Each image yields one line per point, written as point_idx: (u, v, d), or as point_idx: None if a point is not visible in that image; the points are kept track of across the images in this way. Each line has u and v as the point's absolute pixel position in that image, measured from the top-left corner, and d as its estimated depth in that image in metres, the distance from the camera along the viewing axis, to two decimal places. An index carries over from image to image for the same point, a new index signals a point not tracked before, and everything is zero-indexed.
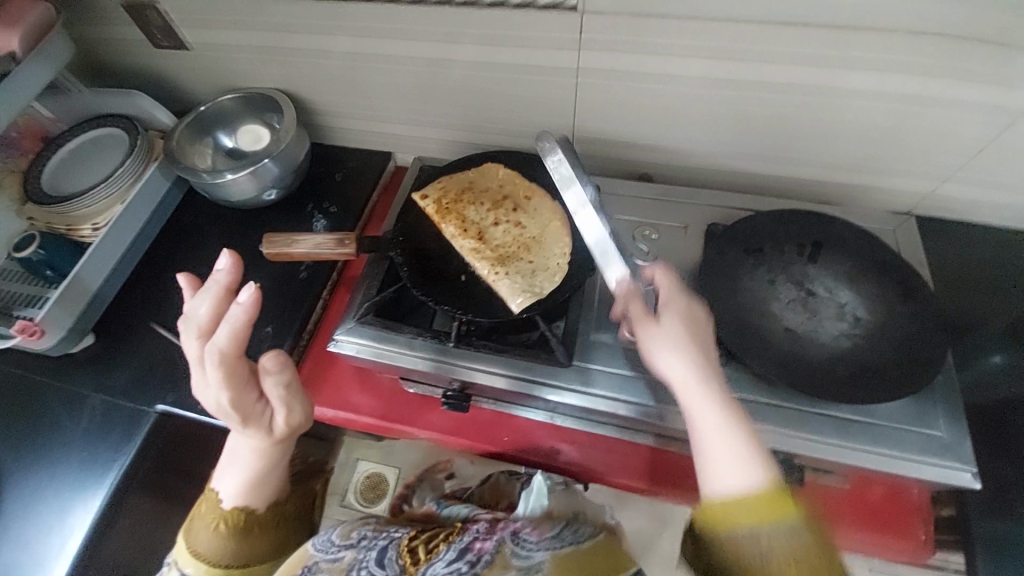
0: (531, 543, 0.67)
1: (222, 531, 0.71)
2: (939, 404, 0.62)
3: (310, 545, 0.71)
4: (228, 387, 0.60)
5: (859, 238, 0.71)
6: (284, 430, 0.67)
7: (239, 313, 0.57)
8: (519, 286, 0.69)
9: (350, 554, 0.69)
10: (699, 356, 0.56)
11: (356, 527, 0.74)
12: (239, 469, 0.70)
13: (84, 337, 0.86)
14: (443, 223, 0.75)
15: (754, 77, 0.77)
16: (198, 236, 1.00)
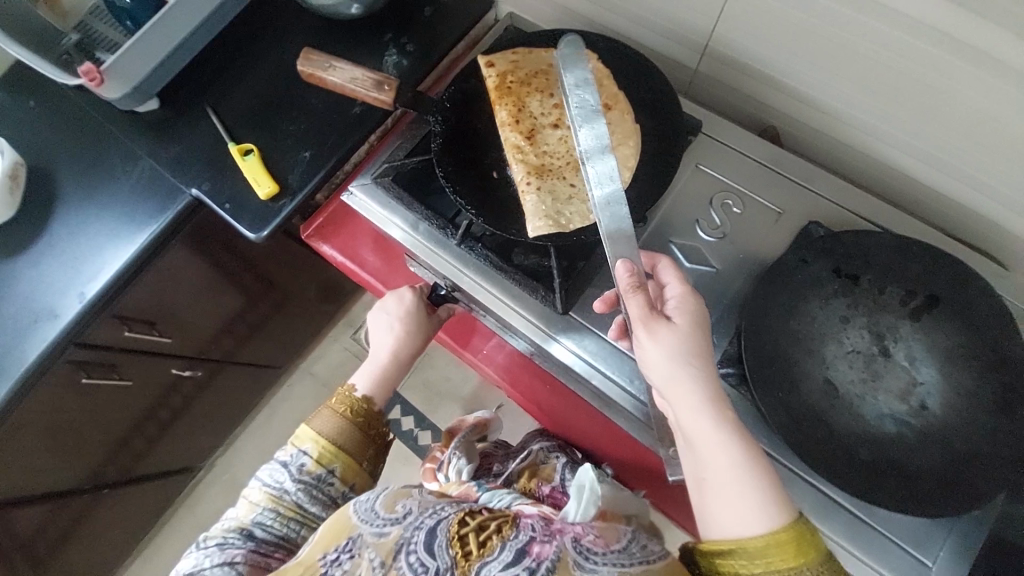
0: (597, 554, 0.47)
1: (346, 418, 0.61)
2: (953, 538, 0.52)
3: (352, 509, 0.52)
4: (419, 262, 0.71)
5: (995, 317, 0.53)
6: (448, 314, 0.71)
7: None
8: (546, 209, 0.60)
9: (398, 530, 0.50)
10: (698, 364, 0.47)
11: (404, 491, 0.54)
12: (383, 349, 0.66)
13: (149, 100, 0.88)
14: (497, 105, 0.64)
15: (989, 46, 0.52)
16: (273, 32, 0.94)
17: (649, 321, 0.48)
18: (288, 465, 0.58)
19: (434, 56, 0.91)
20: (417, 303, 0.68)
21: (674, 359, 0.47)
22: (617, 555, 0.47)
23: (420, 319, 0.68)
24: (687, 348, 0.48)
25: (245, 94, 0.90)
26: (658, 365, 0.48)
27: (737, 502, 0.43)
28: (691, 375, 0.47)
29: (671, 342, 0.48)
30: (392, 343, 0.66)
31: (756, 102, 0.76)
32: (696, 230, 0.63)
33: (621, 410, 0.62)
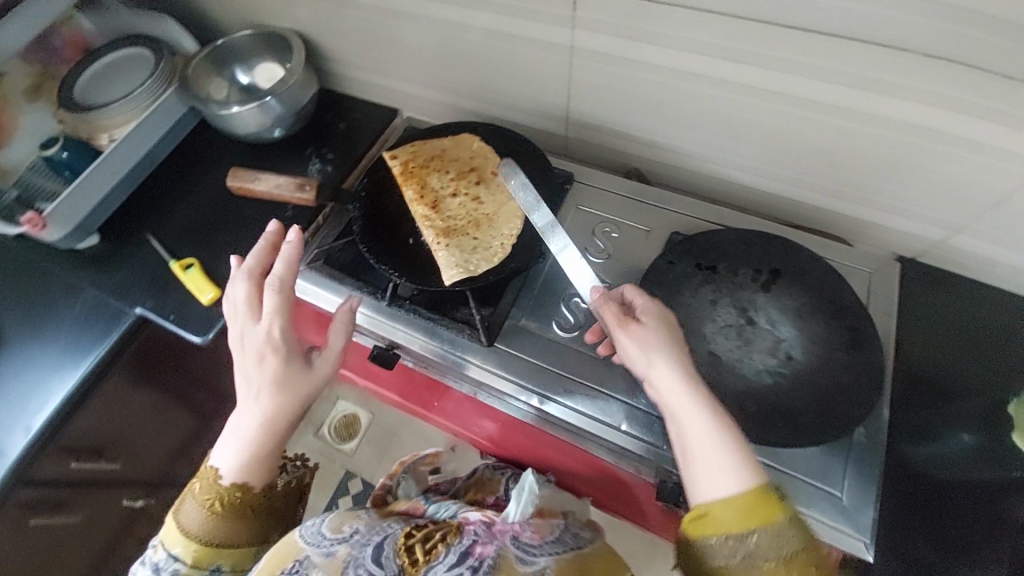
0: (532, 548, 0.67)
1: (216, 511, 0.62)
2: (852, 465, 0.60)
3: (299, 536, 0.65)
4: (279, 315, 0.62)
5: (824, 276, 0.67)
6: (325, 373, 0.63)
7: (291, 251, 0.66)
8: (457, 261, 0.70)
9: (345, 548, 0.65)
10: (676, 356, 0.53)
11: (348, 518, 0.70)
12: (247, 432, 0.61)
13: (90, 236, 0.96)
14: (404, 186, 0.76)
15: (756, 83, 0.71)
16: (205, 162, 1.07)
17: (623, 323, 0.56)
18: (161, 568, 0.62)
19: (351, 159, 1.05)
20: (281, 370, 0.61)
21: (651, 352, 0.53)
22: (551, 544, 0.67)
23: (285, 392, 0.61)
24: (660, 340, 0.54)
25: (182, 216, 1.00)
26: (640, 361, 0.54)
27: (721, 471, 0.47)
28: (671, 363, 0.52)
29: (644, 336, 0.54)
30: (257, 415, 0.60)
31: (617, 151, 0.94)
32: (587, 256, 0.75)
33: (559, 422, 0.69)
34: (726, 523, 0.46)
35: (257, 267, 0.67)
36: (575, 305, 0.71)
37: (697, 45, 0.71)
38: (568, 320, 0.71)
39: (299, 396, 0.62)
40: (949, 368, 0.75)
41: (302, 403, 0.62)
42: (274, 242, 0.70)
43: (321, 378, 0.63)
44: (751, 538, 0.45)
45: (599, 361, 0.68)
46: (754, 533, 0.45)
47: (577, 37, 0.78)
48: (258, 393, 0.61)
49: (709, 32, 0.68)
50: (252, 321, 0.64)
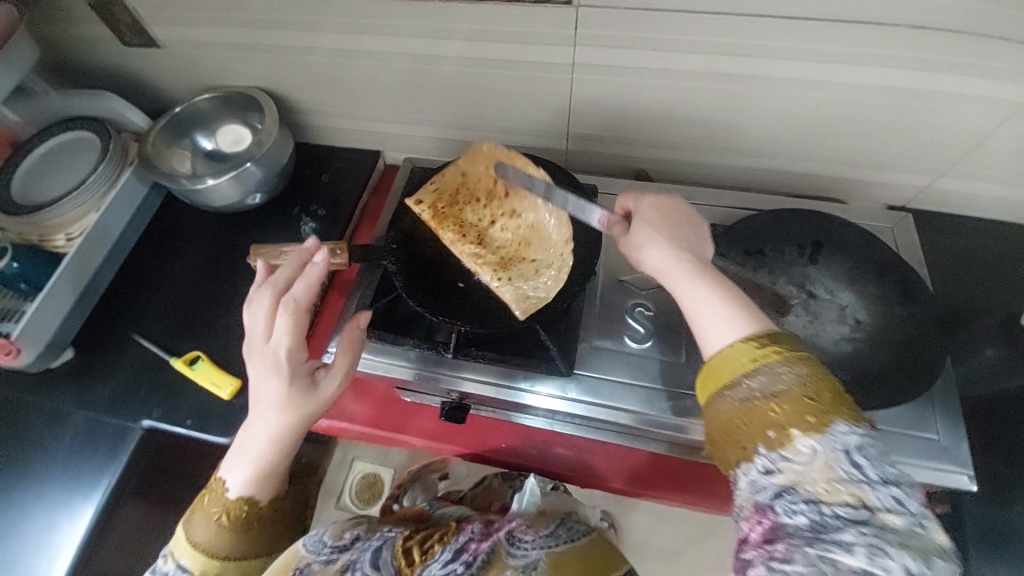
0: (528, 542, 0.59)
1: (223, 527, 0.59)
2: (937, 408, 0.63)
3: (301, 545, 0.61)
4: (291, 339, 0.58)
5: (860, 238, 0.71)
6: (329, 397, 0.61)
7: (317, 271, 0.59)
8: (519, 295, 0.68)
9: (345, 555, 0.59)
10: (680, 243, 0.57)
11: (348, 526, 0.64)
12: (256, 449, 0.59)
13: (64, 350, 0.84)
14: (442, 230, 0.73)
15: (754, 72, 0.75)
16: (179, 242, 0.96)
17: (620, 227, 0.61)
18: None
19: (346, 211, 0.99)
20: (289, 392, 0.58)
21: (653, 242, 0.57)
22: (547, 537, 0.59)
23: (291, 416, 0.58)
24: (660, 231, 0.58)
25: (167, 307, 0.89)
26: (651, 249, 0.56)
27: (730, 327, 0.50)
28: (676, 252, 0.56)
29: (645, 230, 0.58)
30: (268, 431, 0.58)
31: (621, 156, 0.95)
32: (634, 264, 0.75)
33: (652, 433, 0.68)
34: (723, 372, 0.48)
35: (280, 279, 0.59)
36: (640, 314, 0.71)
37: (692, 45, 0.73)
38: (639, 331, 0.70)
39: (304, 420, 0.59)
40: (958, 299, 0.80)
41: (306, 424, 0.60)
42: (302, 260, 0.62)
43: (330, 396, 0.60)
44: (764, 377, 0.46)
45: (680, 364, 0.68)
46: (745, 378, 0.47)
47: (575, 53, 0.78)
48: (267, 409, 0.58)
49: (706, 31, 0.71)
50: (262, 337, 0.58)
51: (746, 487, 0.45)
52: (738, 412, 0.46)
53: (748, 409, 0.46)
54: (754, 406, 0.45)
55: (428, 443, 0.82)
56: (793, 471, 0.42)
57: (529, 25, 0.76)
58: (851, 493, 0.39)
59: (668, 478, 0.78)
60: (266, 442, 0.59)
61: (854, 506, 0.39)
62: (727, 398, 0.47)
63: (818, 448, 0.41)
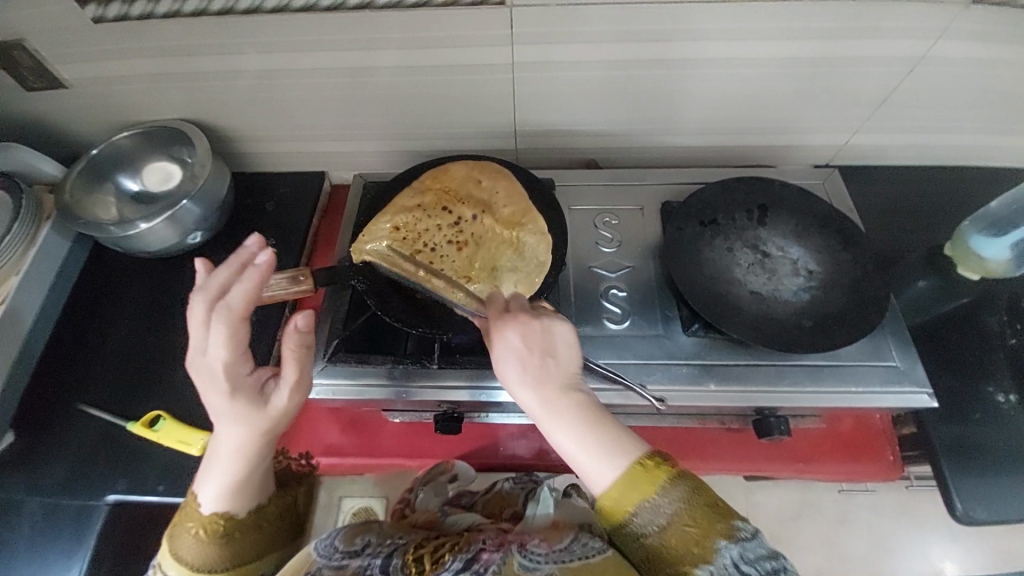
0: (539, 555, 0.56)
1: (202, 542, 0.56)
2: (889, 338, 0.69)
3: (311, 551, 0.59)
4: (228, 351, 0.51)
5: (799, 196, 0.76)
6: (286, 412, 0.55)
7: (257, 276, 0.52)
8: (538, 254, 0.70)
9: (355, 562, 0.57)
10: (542, 378, 0.52)
11: (359, 533, 0.62)
12: (218, 469, 0.55)
13: (3, 435, 0.75)
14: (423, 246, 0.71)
15: (681, 55, 0.79)
16: (117, 296, 0.88)
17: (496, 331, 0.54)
18: None
19: (298, 237, 0.95)
20: (236, 410, 0.53)
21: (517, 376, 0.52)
22: (558, 553, 0.56)
23: (246, 435, 0.53)
24: (525, 361, 0.52)
25: (114, 369, 0.82)
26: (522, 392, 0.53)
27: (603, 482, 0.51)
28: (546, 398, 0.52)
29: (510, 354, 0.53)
30: (228, 448, 0.54)
31: (569, 149, 0.97)
32: (600, 249, 0.77)
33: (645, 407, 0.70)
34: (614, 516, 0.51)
35: (213, 284, 0.52)
36: (615, 295, 0.74)
37: (623, 35, 0.77)
38: (616, 312, 0.72)
39: (261, 438, 0.54)
40: (887, 243, 0.89)
41: (266, 441, 0.55)
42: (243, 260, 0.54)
43: (287, 410, 0.55)
44: (648, 506, 0.50)
45: (660, 336, 0.70)
46: (635, 519, 0.50)
47: (512, 52, 0.80)
48: (222, 424, 0.53)
49: (633, 20, 0.75)
50: (199, 350, 0.52)
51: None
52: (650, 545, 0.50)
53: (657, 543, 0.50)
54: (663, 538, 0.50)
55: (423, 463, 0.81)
56: None
57: (464, 29, 0.77)
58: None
59: (850, 445, 0.78)
60: (231, 458, 0.55)
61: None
62: (623, 538, 0.51)
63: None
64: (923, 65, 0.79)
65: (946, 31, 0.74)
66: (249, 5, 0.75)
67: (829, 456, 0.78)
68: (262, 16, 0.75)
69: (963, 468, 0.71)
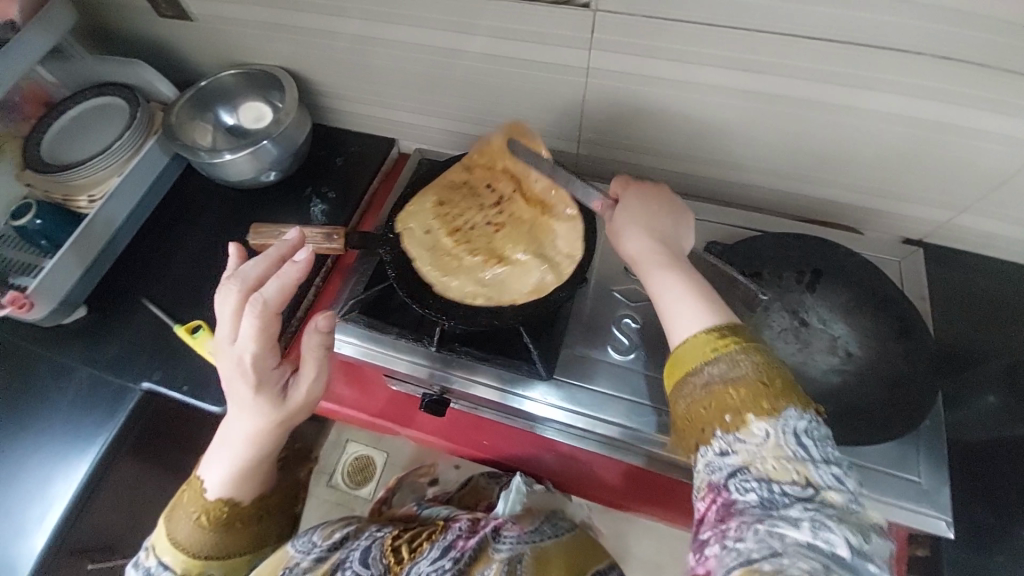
0: (511, 538, 0.71)
1: (202, 526, 0.63)
2: (921, 449, 0.61)
3: (290, 548, 0.69)
4: (256, 346, 0.57)
5: (862, 270, 0.69)
6: (302, 402, 0.62)
7: (292, 272, 0.58)
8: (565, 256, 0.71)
9: (335, 552, 0.68)
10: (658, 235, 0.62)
11: (337, 528, 0.73)
12: (229, 451, 0.63)
13: (78, 308, 0.88)
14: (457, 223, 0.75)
15: (769, 89, 0.73)
16: (194, 213, 0.99)
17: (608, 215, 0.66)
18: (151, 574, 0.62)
19: (355, 196, 1.01)
20: (258, 400, 0.60)
21: (637, 231, 0.62)
22: (530, 533, 0.73)
23: (263, 419, 0.61)
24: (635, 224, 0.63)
25: (175, 276, 0.93)
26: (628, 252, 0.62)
27: (691, 313, 0.55)
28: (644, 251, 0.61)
29: (624, 220, 0.64)
30: (247, 435, 0.61)
31: (630, 164, 0.94)
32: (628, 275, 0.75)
33: (628, 446, 0.68)
34: (689, 358, 0.53)
35: (250, 277, 0.59)
36: (626, 326, 0.71)
37: (708, 59, 0.73)
38: (623, 343, 0.70)
39: (273, 427, 0.62)
40: (963, 343, 0.78)
41: (278, 429, 0.62)
42: (280, 254, 0.61)
43: (300, 406, 0.62)
44: (715, 367, 0.51)
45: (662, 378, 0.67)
46: (708, 366, 0.51)
47: (590, 57, 0.78)
48: (245, 414, 0.61)
49: (724, 45, 0.70)
50: (232, 340, 0.59)
51: (704, 467, 0.49)
52: (699, 403, 0.51)
53: (711, 402, 0.50)
54: (717, 396, 0.50)
55: (413, 432, 0.84)
56: (746, 453, 0.46)
57: (546, 26, 0.76)
58: (798, 472, 0.44)
59: None
60: (247, 447, 0.62)
61: (801, 484, 0.43)
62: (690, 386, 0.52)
63: (773, 428, 0.46)
64: None
65: None
66: None
67: None
68: None
69: None
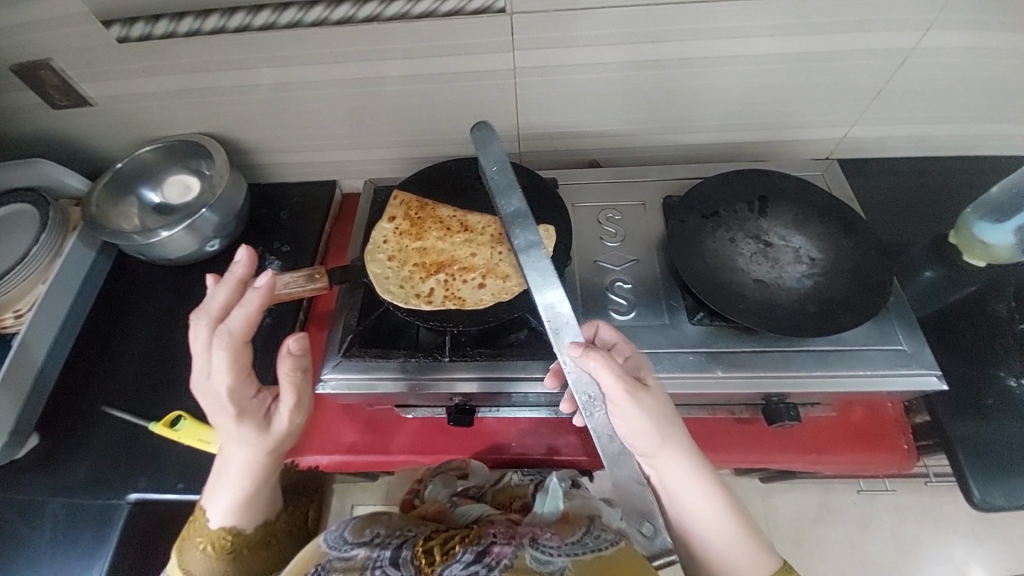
0: (551, 548, 0.60)
1: (212, 557, 0.62)
2: (894, 322, 0.69)
3: (321, 542, 0.63)
4: (230, 377, 0.53)
5: (799, 187, 0.78)
6: (284, 433, 0.59)
7: (255, 299, 0.51)
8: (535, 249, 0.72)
9: (364, 551, 0.60)
10: (690, 448, 0.56)
11: (369, 524, 0.66)
12: (228, 487, 0.61)
13: (29, 438, 0.78)
14: (425, 234, 0.75)
15: (677, 55, 0.82)
16: (139, 303, 0.92)
17: (631, 395, 0.53)
18: None
19: (311, 243, 0.99)
20: (242, 432, 0.57)
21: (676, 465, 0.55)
22: (572, 546, 0.61)
23: (251, 453, 0.59)
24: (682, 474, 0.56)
25: (135, 374, 0.84)
26: (622, 422, 0.55)
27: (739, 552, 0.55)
28: (670, 434, 0.54)
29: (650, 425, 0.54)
30: (240, 471, 0.60)
31: (571, 150, 0.99)
32: (605, 244, 0.79)
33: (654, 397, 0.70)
34: None
35: (214, 305, 0.54)
36: (620, 288, 0.75)
37: (619, 38, 0.80)
38: (622, 304, 0.73)
39: (265, 461, 0.60)
40: (890, 234, 0.90)
41: (266, 461, 0.60)
42: (241, 280, 0.54)
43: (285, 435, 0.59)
44: None
45: (667, 326, 0.71)
46: None
47: (514, 58, 0.83)
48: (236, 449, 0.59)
49: (631, 22, 0.78)
50: (207, 374, 0.55)
51: None
52: None
53: None
54: None
55: (437, 457, 0.81)
56: None
57: (467, 37, 0.80)
58: None
59: (864, 434, 0.77)
60: (244, 482, 0.61)
61: None
62: None
63: None
64: (915, 57, 0.81)
65: (933, 23, 0.76)
66: (265, 22, 0.78)
67: (841, 444, 0.77)
68: (276, 32, 0.79)
69: (975, 456, 0.70)
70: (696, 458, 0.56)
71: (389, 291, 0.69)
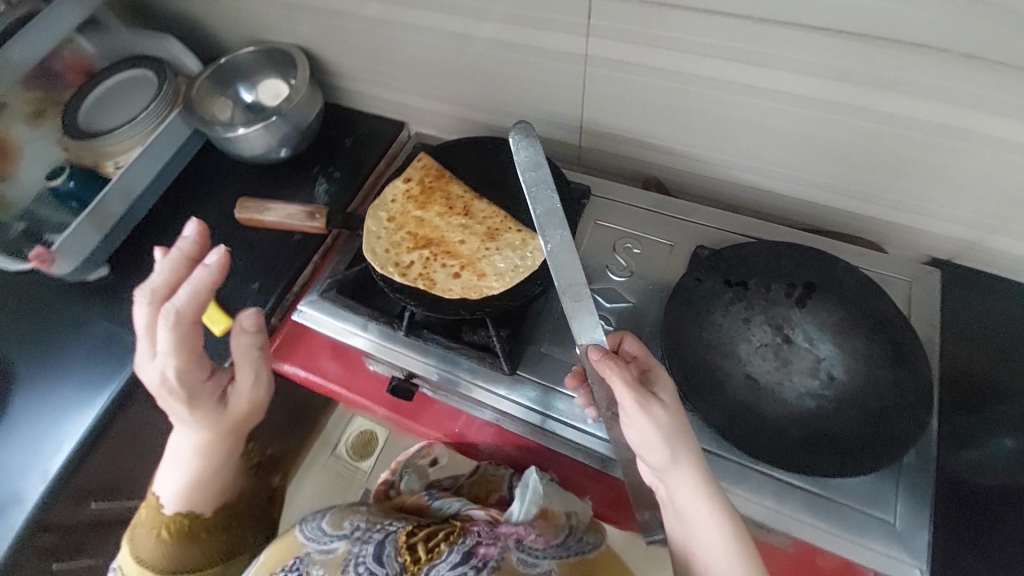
0: (536, 550, 0.67)
1: (164, 538, 0.73)
2: (900, 486, 0.57)
3: (299, 533, 0.71)
4: (176, 357, 0.59)
5: (860, 288, 0.63)
6: (237, 410, 0.67)
7: (204, 277, 0.57)
8: (515, 261, 0.69)
9: (345, 545, 0.69)
10: (703, 468, 0.52)
11: (347, 514, 0.73)
12: (183, 460, 0.71)
13: (99, 267, 0.96)
14: (428, 205, 0.75)
15: (775, 86, 0.68)
16: (212, 185, 1.05)
17: (640, 400, 0.51)
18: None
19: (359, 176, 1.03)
20: (193, 411, 0.64)
21: (684, 480, 0.52)
22: (554, 548, 0.68)
23: (202, 426, 0.67)
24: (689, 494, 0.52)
25: None
26: (630, 431, 0.53)
27: None
28: (679, 449, 0.51)
29: (660, 435, 0.51)
30: (195, 444, 0.68)
31: (632, 160, 0.90)
32: (609, 274, 0.72)
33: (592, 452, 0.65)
34: None
35: (161, 287, 0.59)
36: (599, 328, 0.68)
37: (709, 50, 0.68)
38: None
39: (214, 433, 0.68)
40: (978, 380, 0.71)
41: (216, 440, 0.68)
42: (187, 261, 0.60)
43: (237, 412, 0.67)
44: None
45: None
46: None
47: (588, 44, 0.75)
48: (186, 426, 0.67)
49: (728, 34, 0.65)
50: (153, 355, 0.61)
51: None
52: None
53: None
54: None
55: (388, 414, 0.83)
56: None
57: (543, 9, 0.73)
58: None
59: None
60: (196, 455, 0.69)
61: None
62: None
63: None
64: None
65: None
66: None
67: None
68: None
69: None
70: (708, 481, 0.52)
71: (374, 251, 0.71)
